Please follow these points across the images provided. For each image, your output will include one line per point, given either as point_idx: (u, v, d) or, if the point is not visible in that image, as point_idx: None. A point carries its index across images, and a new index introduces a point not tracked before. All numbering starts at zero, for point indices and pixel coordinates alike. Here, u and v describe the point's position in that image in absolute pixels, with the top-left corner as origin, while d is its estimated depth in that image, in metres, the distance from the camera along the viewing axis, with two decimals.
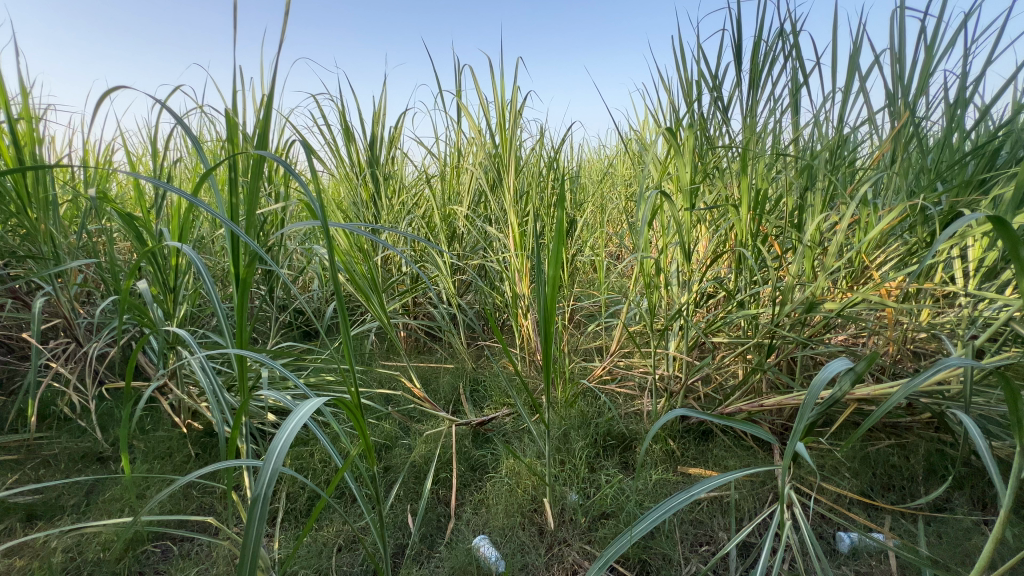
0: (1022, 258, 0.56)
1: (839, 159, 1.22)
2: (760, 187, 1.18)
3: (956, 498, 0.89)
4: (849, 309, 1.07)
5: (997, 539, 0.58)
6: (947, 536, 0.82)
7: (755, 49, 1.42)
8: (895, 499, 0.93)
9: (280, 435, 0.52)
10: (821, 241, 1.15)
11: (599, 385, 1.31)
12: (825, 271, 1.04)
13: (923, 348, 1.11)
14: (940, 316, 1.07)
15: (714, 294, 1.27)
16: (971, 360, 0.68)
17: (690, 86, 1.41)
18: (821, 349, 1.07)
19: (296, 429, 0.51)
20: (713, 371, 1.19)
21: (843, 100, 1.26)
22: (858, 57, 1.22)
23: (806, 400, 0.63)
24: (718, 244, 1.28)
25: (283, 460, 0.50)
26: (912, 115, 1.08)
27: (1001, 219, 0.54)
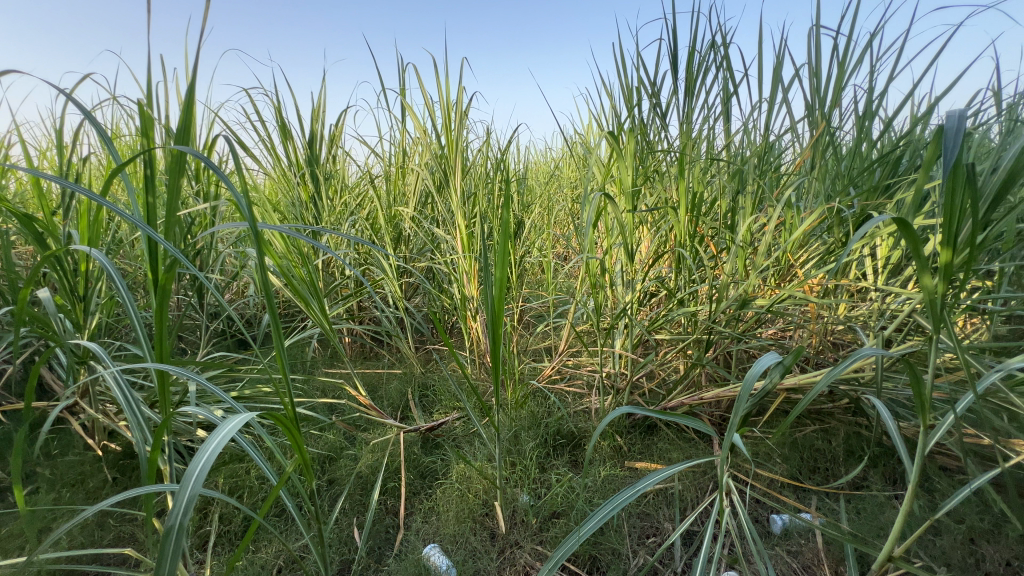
0: (922, 255, 0.62)
1: (766, 164, 1.31)
2: (696, 190, 1.24)
3: (871, 476, 0.97)
4: (777, 305, 1.15)
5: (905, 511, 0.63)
6: (865, 512, 0.89)
7: (690, 58, 1.49)
8: (820, 480, 1.00)
9: (201, 453, 0.48)
10: (752, 241, 1.22)
11: (549, 385, 1.32)
12: (756, 270, 1.11)
13: (841, 339, 1.20)
14: (855, 310, 1.16)
15: (656, 293, 1.32)
16: (882, 349, 0.75)
17: (631, 92, 1.46)
18: (753, 343, 1.14)
19: (219, 447, 0.48)
20: (656, 367, 1.24)
21: (769, 109, 1.35)
22: (781, 70, 1.31)
23: (740, 394, 0.66)
24: (659, 245, 1.33)
25: (204, 481, 0.47)
26: (829, 125, 1.18)
27: (904, 220, 0.60)
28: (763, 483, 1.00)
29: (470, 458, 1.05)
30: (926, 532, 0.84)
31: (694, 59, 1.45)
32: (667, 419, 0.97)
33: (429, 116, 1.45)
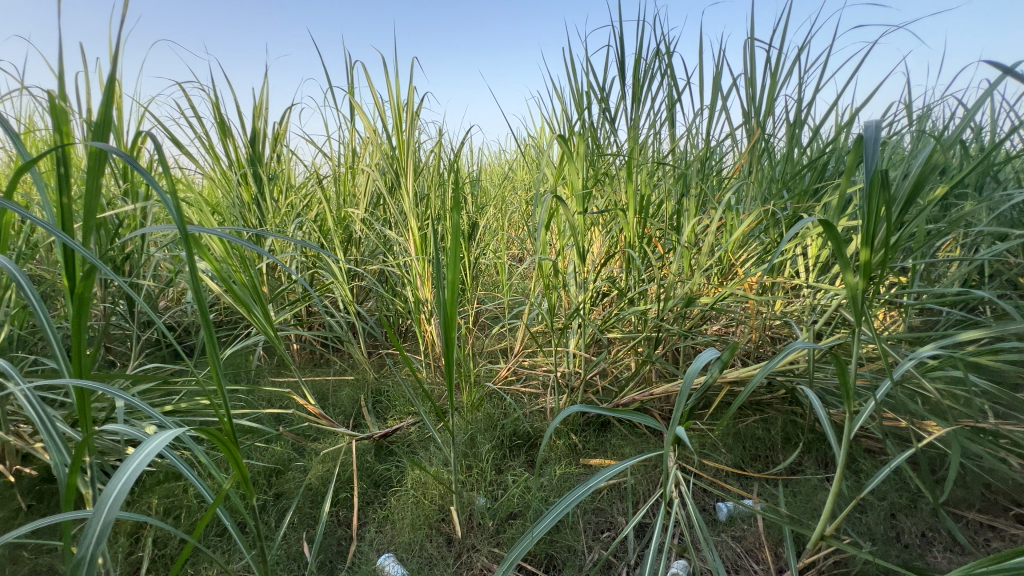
0: (845, 254, 0.67)
1: (708, 169, 1.37)
2: (643, 193, 1.28)
3: (806, 461, 1.04)
4: (720, 302, 1.21)
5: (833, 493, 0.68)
6: (800, 495, 0.96)
7: (636, 65, 1.54)
8: (761, 467, 1.06)
9: (119, 478, 0.46)
10: (696, 241, 1.28)
11: (504, 386, 1.32)
12: (700, 269, 1.16)
13: (778, 333, 1.28)
14: (789, 305, 1.24)
15: (607, 293, 1.36)
16: (812, 342, 0.80)
17: (581, 96, 1.49)
18: (699, 340, 1.19)
19: (137, 472, 0.46)
20: (609, 365, 1.27)
21: (710, 116, 1.41)
22: (720, 80, 1.38)
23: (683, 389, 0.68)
24: (610, 245, 1.36)
25: (117, 511, 0.44)
26: (763, 132, 1.25)
27: (829, 222, 0.64)
28: (709, 473, 1.05)
29: (426, 464, 1.04)
30: (854, 510, 0.91)
31: (640, 65, 1.49)
32: (619, 416, 0.99)
33: (380, 116, 1.42)
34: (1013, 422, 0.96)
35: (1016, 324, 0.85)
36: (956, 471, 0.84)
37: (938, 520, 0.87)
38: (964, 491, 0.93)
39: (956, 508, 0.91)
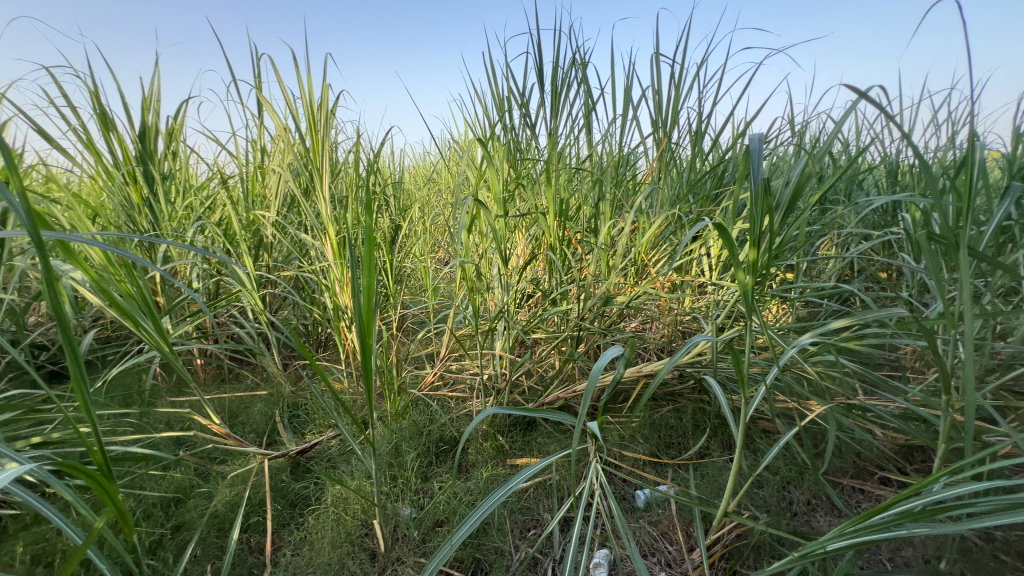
0: (737, 254, 0.73)
1: (622, 175, 1.45)
2: (563, 197, 1.33)
3: (713, 444, 1.13)
4: (635, 301, 1.28)
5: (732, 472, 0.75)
6: (708, 476, 1.04)
7: (554, 73, 1.59)
8: (674, 454, 1.14)
9: None
10: (612, 243, 1.35)
11: (431, 392, 1.30)
12: (616, 270, 1.23)
13: (687, 328, 1.38)
14: (696, 302, 1.35)
15: (532, 294, 1.39)
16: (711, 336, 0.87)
17: (501, 100, 1.51)
18: (616, 337, 1.25)
19: None
20: (534, 365, 1.30)
21: (623, 124, 1.49)
22: (631, 90, 1.47)
23: (590, 384, 0.75)
24: (533, 248, 1.39)
25: None
26: (669, 141, 1.35)
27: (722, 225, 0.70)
28: (628, 464, 1.11)
29: (347, 478, 1.00)
30: (753, 486, 1.00)
31: (558, 74, 1.54)
32: (542, 415, 1.02)
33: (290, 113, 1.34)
34: (876, 397, 1.11)
35: (873, 312, 0.98)
36: (833, 443, 0.95)
37: (820, 488, 0.98)
38: (840, 460, 1.06)
39: (834, 476, 1.03)
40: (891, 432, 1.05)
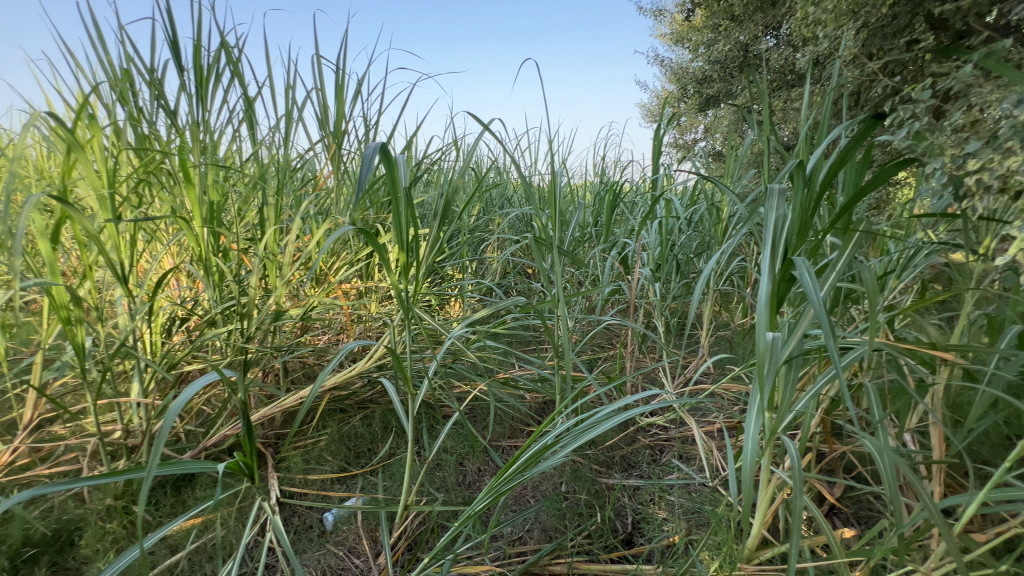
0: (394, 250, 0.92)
1: (289, 176, 1.35)
2: (212, 200, 1.13)
3: (400, 442, 1.18)
4: (312, 312, 1.22)
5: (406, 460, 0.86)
6: (394, 476, 1.08)
7: (196, 53, 1.34)
8: (364, 461, 1.14)
9: None
10: (281, 252, 1.24)
11: (11, 476, 0.90)
12: (284, 281, 1.13)
13: (374, 333, 1.41)
14: (378, 308, 1.39)
15: (184, 318, 1.14)
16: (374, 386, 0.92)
17: (114, 72, 1.17)
18: (293, 355, 1.16)
19: None
20: (189, 403, 1.07)
21: (288, 124, 1.39)
22: (294, 88, 1.38)
23: (165, 427, 0.65)
24: (179, 262, 1.14)
25: None
26: (338, 146, 1.33)
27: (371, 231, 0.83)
28: (315, 487, 1.05)
29: None
30: (434, 472, 1.09)
31: (199, 54, 1.31)
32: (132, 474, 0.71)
33: None
34: (521, 369, 1.39)
35: (504, 302, 1.24)
36: (491, 414, 1.14)
37: (486, 455, 1.16)
38: (500, 427, 1.28)
39: (497, 441, 1.24)
40: (531, 395, 1.33)
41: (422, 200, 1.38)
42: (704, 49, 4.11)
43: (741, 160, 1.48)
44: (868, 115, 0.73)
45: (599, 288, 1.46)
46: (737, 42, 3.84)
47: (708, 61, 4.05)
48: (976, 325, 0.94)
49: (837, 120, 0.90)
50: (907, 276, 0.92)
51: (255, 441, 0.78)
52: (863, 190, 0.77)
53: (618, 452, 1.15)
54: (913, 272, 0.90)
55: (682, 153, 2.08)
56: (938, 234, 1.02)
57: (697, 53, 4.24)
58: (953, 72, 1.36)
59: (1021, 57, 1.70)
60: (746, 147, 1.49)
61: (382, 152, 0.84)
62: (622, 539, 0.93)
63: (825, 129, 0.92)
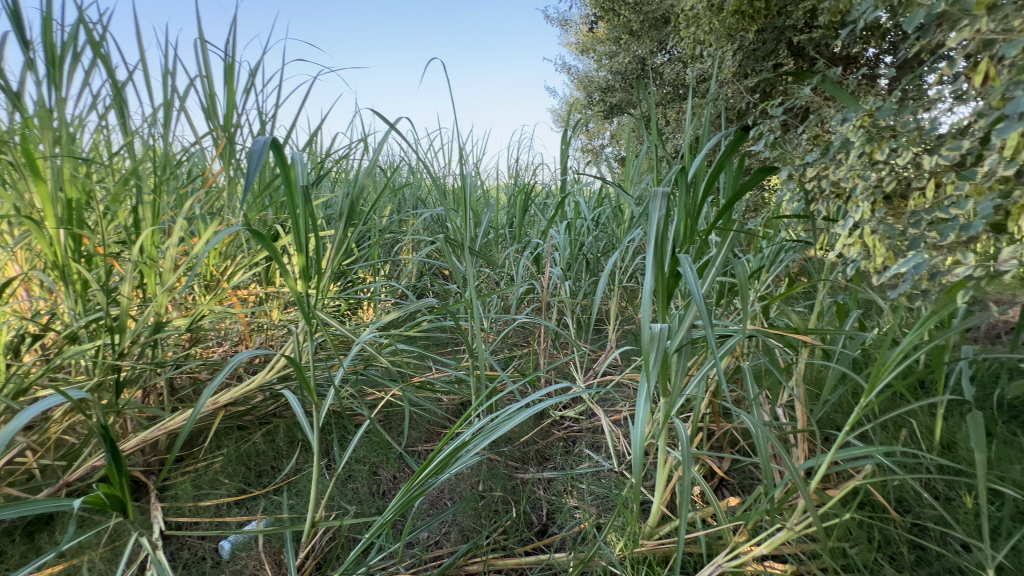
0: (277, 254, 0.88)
1: (171, 172, 1.21)
2: (70, 197, 0.98)
3: (307, 456, 1.11)
4: (201, 322, 1.10)
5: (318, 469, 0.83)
6: (301, 493, 1.01)
7: (46, 26, 1.16)
8: (266, 481, 1.06)
9: None
10: (161, 256, 1.11)
11: None
12: (165, 289, 1.01)
13: (277, 342, 1.31)
14: (280, 315, 1.29)
15: (36, 334, 0.98)
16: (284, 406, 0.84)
17: None
18: (179, 370, 1.05)
19: None
20: (45, 433, 0.92)
21: (167, 114, 1.25)
22: (175, 74, 1.24)
23: None
24: (27, 269, 0.98)
25: None
26: (229, 141, 1.22)
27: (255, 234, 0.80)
28: (209, 514, 0.95)
29: None
30: (346, 485, 1.04)
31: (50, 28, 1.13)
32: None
33: None
34: (436, 372, 1.38)
35: (416, 304, 1.21)
36: (406, 419, 1.11)
37: (401, 462, 1.13)
38: (416, 432, 1.25)
39: (413, 446, 1.21)
40: (448, 397, 1.32)
41: (317, 207, 1.31)
42: (607, 60, 4.35)
43: (639, 166, 1.59)
44: (737, 127, 0.82)
45: (512, 289, 1.49)
46: (635, 56, 4.11)
47: (611, 72, 4.30)
48: (827, 311, 1.10)
49: (716, 129, 1.00)
50: (773, 270, 1.04)
51: (124, 469, 0.69)
52: (738, 194, 0.86)
53: (533, 447, 1.18)
54: (778, 266, 1.03)
55: (589, 157, 2.19)
56: (798, 233, 1.18)
57: (602, 64, 4.49)
58: (798, 94, 1.59)
59: (857, 85, 2.01)
60: (644, 153, 1.60)
61: (273, 147, 0.78)
62: (537, 530, 0.96)
63: (706, 138, 1.02)
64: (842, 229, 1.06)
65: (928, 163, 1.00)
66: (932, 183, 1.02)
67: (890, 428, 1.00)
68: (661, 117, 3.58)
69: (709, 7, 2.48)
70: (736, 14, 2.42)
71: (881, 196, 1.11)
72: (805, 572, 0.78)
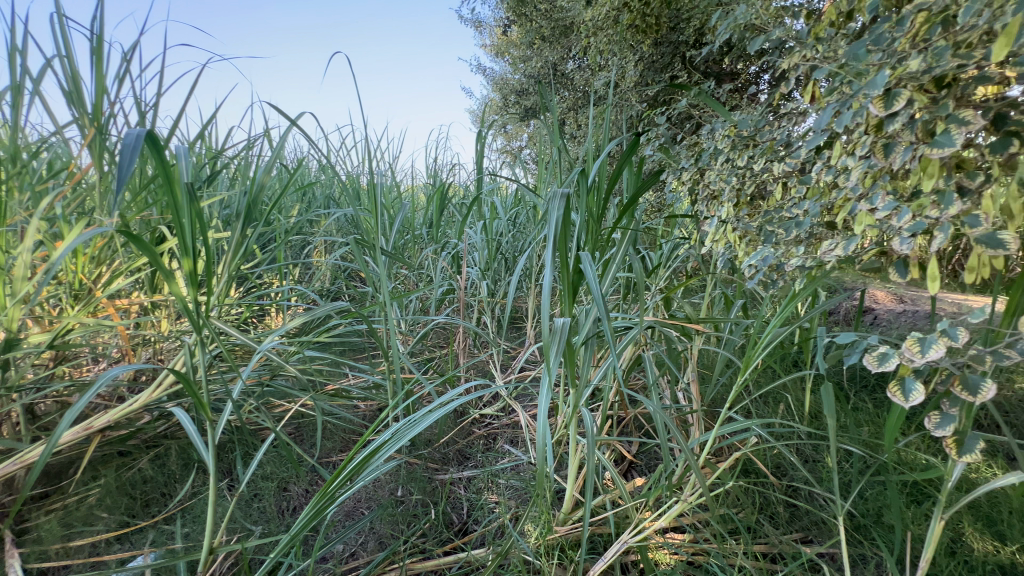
0: (156, 259, 0.79)
1: (23, 166, 1.05)
2: None
3: (204, 479, 1.02)
4: (67, 337, 0.97)
5: (214, 493, 0.77)
6: (198, 518, 0.93)
7: None
8: (155, 509, 0.96)
9: None
10: (13, 264, 0.96)
11: None
12: (18, 301, 0.88)
13: (167, 356, 1.19)
14: (169, 326, 1.17)
15: None
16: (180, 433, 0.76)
17: None
18: (39, 394, 0.91)
19: None
20: None
21: (16, 99, 1.08)
22: (25, 51, 1.08)
23: None
24: None
25: None
26: (100, 131, 1.08)
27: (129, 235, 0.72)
28: (83, 555, 0.85)
29: None
30: (251, 506, 0.98)
31: None
32: None
33: None
34: (351, 379, 1.32)
35: (324, 308, 1.15)
36: (318, 430, 1.06)
37: (314, 475, 1.08)
38: (330, 442, 1.20)
39: (327, 456, 1.16)
40: (365, 403, 1.28)
41: (205, 207, 1.19)
42: (522, 64, 4.46)
43: (550, 168, 1.65)
44: (632, 134, 0.89)
45: (429, 290, 1.48)
46: (548, 61, 4.24)
47: (526, 75, 4.39)
48: (716, 302, 1.22)
49: (615, 135, 1.06)
50: (669, 265, 1.14)
51: None
52: (635, 194, 0.92)
53: (453, 447, 1.18)
54: (674, 261, 1.12)
55: (504, 158, 2.23)
56: (691, 231, 1.29)
57: (517, 68, 4.58)
58: (674, 105, 1.77)
59: (738, 99, 2.25)
60: (554, 156, 1.67)
61: (149, 140, 0.70)
62: (457, 530, 0.96)
63: (607, 142, 1.08)
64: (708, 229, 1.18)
65: (787, 169, 1.15)
66: (779, 185, 1.17)
67: (769, 404, 1.13)
68: (575, 121, 3.74)
69: (607, 19, 2.64)
70: (632, 27, 2.60)
71: (748, 198, 1.26)
72: (699, 539, 0.86)
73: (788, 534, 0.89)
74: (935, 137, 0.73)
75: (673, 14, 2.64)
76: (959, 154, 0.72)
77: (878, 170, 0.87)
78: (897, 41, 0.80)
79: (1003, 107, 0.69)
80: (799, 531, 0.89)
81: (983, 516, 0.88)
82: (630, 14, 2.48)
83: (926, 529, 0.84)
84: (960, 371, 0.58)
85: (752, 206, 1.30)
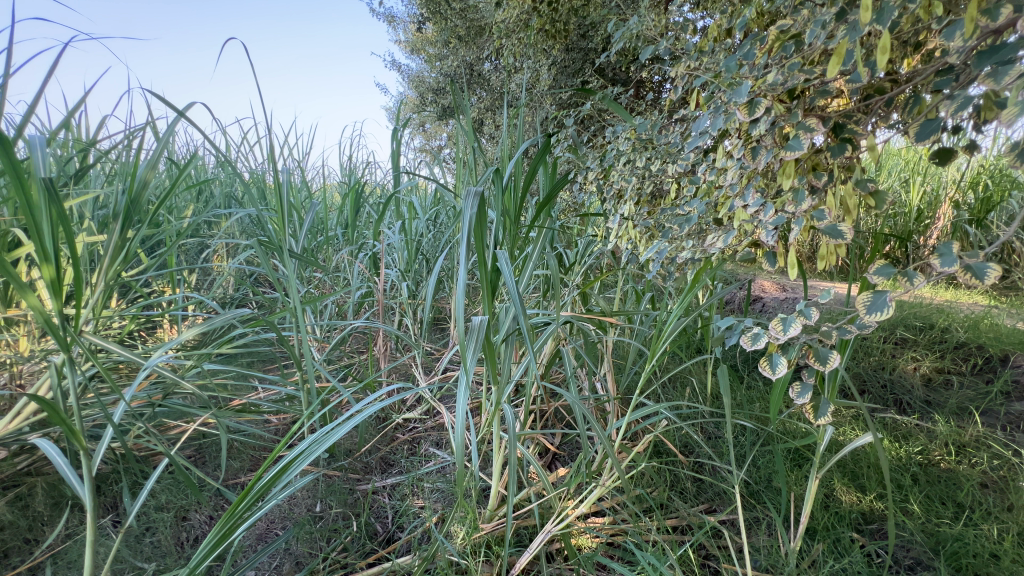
0: (10, 271, 0.67)
1: None
2: None
3: (82, 517, 0.90)
4: None
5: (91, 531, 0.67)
6: (75, 562, 0.82)
7: None
8: (17, 560, 0.83)
9: None
10: None
11: None
12: None
13: (27, 381, 1.02)
14: (27, 345, 1.01)
15: None
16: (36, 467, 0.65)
17: None
18: None
19: None
20: None
21: None
22: None
23: None
24: None
25: None
26: None
27: None
28: None
29: None
30: (141, 542, 0.88)
31: None
32: None
33: None
34: (259, 392, 1.22)
35: (222, 317, 1.04)
36: (221, 449, 0.97)
37: (218, 499, 0.99)
38: (237, 461, 1.11)
39: (234, 477, 1.07)
40: (277, 417, 1.19)
41: (72, 207, 1.04)
42: (438, 63, 4.38)
43: (466, 166, 1.65)
44: (544, 135, 0.90)
45: (342, 293, 1.41)
46: (464, 61, 4.20)
47: (441, 75, 4.33)
48: (627, 295, 1.29)
49: (528, 135, 1.08)
50: (584, 262, 1.18)
51: None
52: (549, 194, 0.95)
53: (376, 454, 1.14)
54: (588, 259, 1.17)
55: (420, 157, 2.18)
56: (603, 229, 1.36)
57: (433, 66, 4.50)
58: (580, 108, 1.84)
59: (642, 106, 2.40)
60: (470, 155, 1.66)
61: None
62: (382, 540, 0.93)
63: (519, 142, 1.10)
64: (612, 226, 1.25)
65: (683, 171, 1.24)
66: (674, 185, 1.27)
67: (677, 388, 1.21)
68: (492, 123, 3.76)
69: (517, 23, 2.68)
70: (542, 32, 2.66)
71: (651, 198, 1.34)
72: (618, 520, 0.91)
73: (695, 506, 0.97)
74: (788, 143, 0.82)
75: (580, 21, 2.74)
76: (813, 157, 0.82)
77: (751, 173, 0.95)
78: (760, 56, 0.90)
79: (843, 118, 0.80)
80: (704, 503, 0.98)
81: (849, 472, 1.02)
82: (539, 19, 2.53)
83: (805, 487, 0.96)
84: (813, 346, 0.66)
85: (654, 205, 1.40)
